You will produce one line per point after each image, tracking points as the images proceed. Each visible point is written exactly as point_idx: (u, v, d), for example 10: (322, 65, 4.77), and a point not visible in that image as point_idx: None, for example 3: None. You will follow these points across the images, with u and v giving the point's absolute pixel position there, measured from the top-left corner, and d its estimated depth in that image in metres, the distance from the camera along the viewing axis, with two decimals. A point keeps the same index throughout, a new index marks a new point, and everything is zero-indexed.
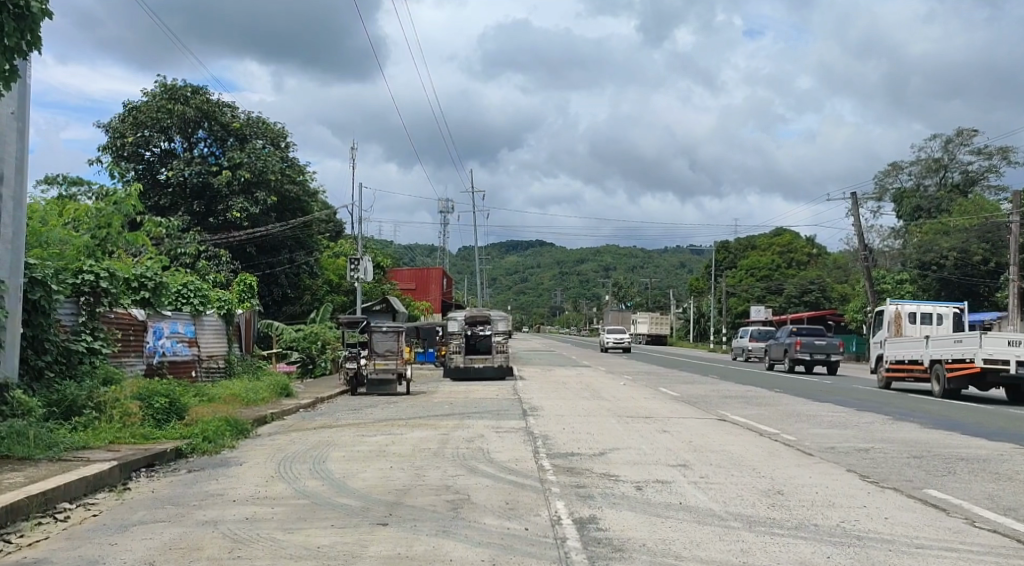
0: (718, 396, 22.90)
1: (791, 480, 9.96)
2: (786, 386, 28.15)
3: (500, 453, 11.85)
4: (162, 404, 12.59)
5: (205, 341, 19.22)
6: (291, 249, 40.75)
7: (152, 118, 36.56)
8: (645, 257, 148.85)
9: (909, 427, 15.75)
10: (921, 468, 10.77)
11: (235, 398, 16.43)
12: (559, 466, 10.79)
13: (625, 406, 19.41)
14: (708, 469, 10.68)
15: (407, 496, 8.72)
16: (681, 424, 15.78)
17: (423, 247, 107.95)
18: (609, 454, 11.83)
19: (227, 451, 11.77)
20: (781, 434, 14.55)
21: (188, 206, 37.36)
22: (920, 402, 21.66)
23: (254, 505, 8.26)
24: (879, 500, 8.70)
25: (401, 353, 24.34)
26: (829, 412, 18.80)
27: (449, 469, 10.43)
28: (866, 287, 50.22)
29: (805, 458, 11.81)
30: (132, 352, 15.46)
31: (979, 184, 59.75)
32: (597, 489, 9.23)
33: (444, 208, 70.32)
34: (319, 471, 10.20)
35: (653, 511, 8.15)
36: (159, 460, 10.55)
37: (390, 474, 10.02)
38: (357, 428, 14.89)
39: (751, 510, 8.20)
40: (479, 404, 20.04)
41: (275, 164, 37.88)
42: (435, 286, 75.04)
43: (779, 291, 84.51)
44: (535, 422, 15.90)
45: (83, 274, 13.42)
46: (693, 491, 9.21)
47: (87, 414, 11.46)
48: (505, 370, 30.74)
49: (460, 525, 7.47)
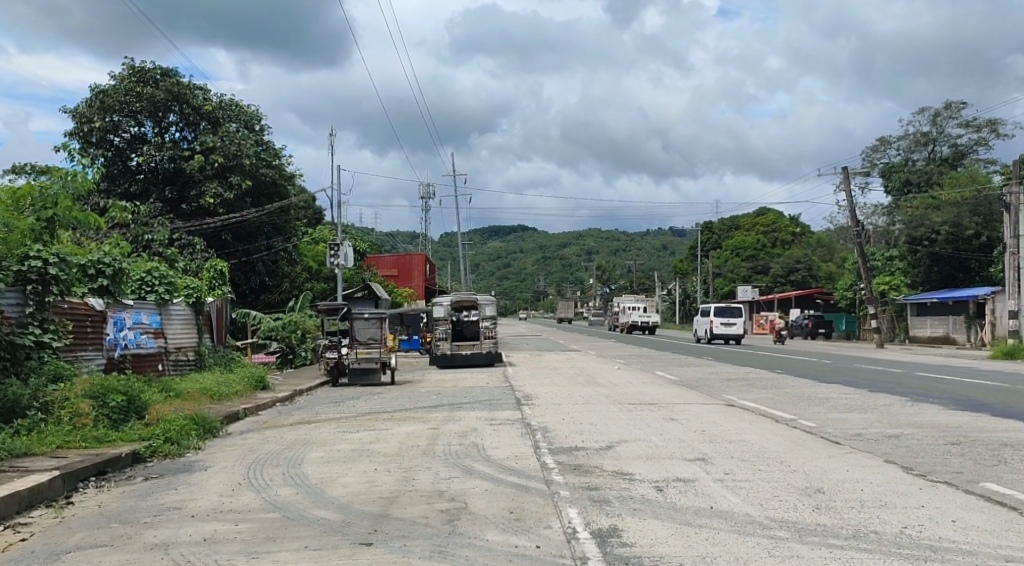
0: (720, 379, 21.83)
1: (828, 476, 8.92)
2: (787, 366, 27.45)
3: (497, 449, 10.65)
4: (119, 403, 11.23)
5: (172, 332, 17.85)
6: (268, 235, 39.22)
7: (120, 102, 34.83)
8: (627, 242, 148.65)
9: (930, 409, 14.84)
10: (966, 458, 9.82)
11: (204, 393, 15.18)
12: (565, 464, 9.63)
13: (625, 392, 18.30)
14: (731, 464, 9.61)
15: (395, 506, 7.52)
16: (690, 411, 14.66)
17: (404, 233, 106.33)
18: (618, 448, 10.69)
19: (192, 454, 10.49)
20: (799, 421, 13.44)
21: (160, 192, 35.87)
22: (930, 381, 20.80)
23: (214, 522, 7.01)
24: (937, 499, 7.77)
25: (385, 341, 23.06)
26: (840, 393, 17.86)
27: (442, 471, 9.22)
28: (861, 263, 49.30)
29: (835, 449, 10.71)
30: (90, 345, 14.08)
31: (968, 158, 58.99)
32: (611, 492, 8.06)
33: (424, 194, 68.82)
34: (294, 477, 8.94)
35: (683, 519, 7.03)
36: (111, 467, 9.24)
37: (375, 478, 8.82)
38: (337, 423, 13.62)
39: (794, 515, 7.20)
40: (469, 393, 18.82)
41: (250, 148, 36.30)
42: (419, 272, 73.46)
43: (765, 271, 82.22)
44: (531, 412, 14.78)
45: (29, 261, 11.87)
46: (721, 491, 8.11)
47: (31, 417, 10.14)
48: (493, 357, 29.83)
49: (458, 543, 6.27)
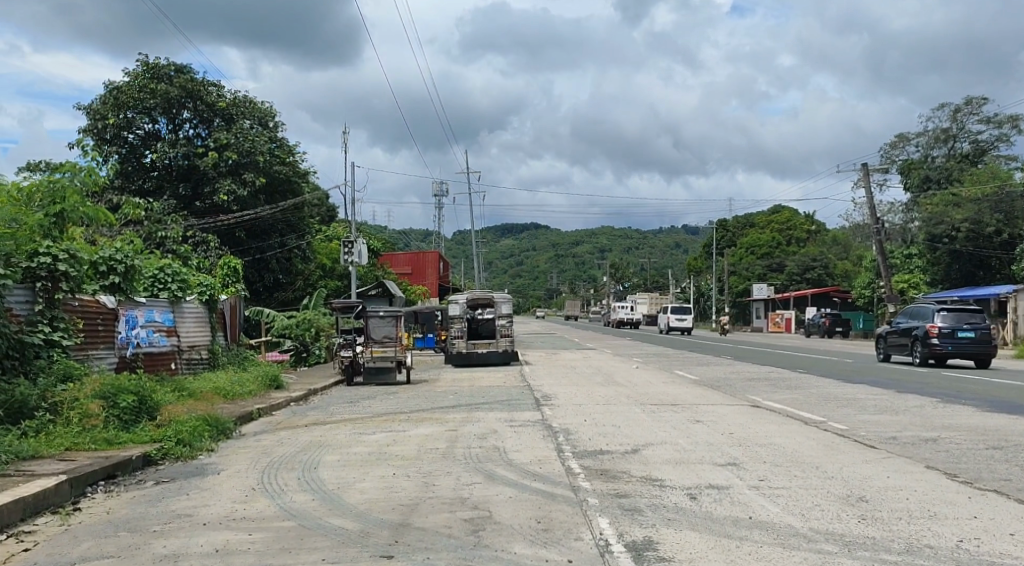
0: (742, 379, 21.31)
1: (868, 483, 8.48)
2: (810, 365, 26.87)
3: (518, 453, 10.25)
4: (130, 404, 10.92)
5: (185, 331, 17.57)
6: (282, 232, 39.04)
7: (134, 98, 34.68)
8: (640, 241, 148.33)
9: (964, 411, 14.32)
10: (1012, 464, 9.37)
11: (217, 392, 14.90)
12: (590, 469, 9.24)
13: (645, 392, 17.87)
14: (765, 469, 9.20)
15: (416, 514, 7.15)
16: (715, 412, 14.21)
17: (417, 232, 105.92)
18: (644, 452, 10.28)
19: (204, 456, 10.18)
20: (830, 423, 13.00)
21: (173, 189, 35.69)
22: (957, 381, 20.25)
23: (226, 531, 6.67)
24: (989, 508, 7.35)
25: (400, 340, 22.68)
26: (868, 394, 17.35)
27: (463, 476, 8.84)
28: (880, 261, 48.52)
29: (871, 453, 10.26)
30: (102, 344, 13.81)
31: (988, 154, 58.04)
32: (642, 500, 7.67)
33: (438, 191, 68.51)
34: (310, 481, 8.60)
35: (721, 530, 6.62)
36: (121, 471, 8.92)
37: (394, 483, 8.47)
38: (352, 424, 13.29)
39: (838, 526, 6.79)
40: (486, 393, 18.42)
41: (264, 145, 36.09)
42: (432, 270, 73.21)
43: (780, 269, 81.40)
44: (552, 413, 14.40)
45: (38, 257, 11.59)
46: (758, 499, 7.70)
47: (39, 418, 9.85)
48: (509, 356, 29.43)
49: (485, 557, 5.89)
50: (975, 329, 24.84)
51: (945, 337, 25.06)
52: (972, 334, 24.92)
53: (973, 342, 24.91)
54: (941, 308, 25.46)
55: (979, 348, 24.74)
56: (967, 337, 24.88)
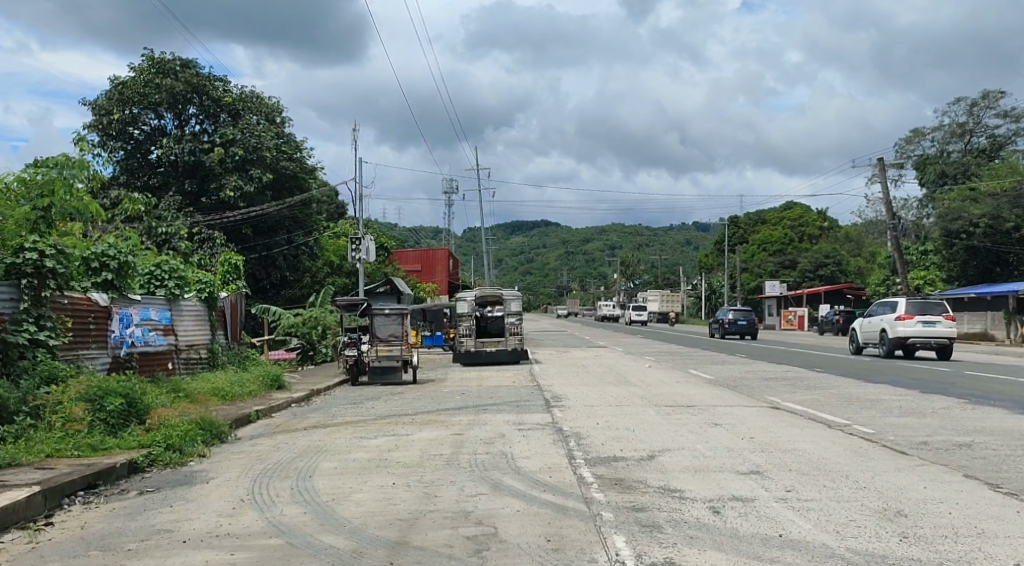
0: (759, 380, 20.60)
1: (904, 494, 7.85)
2: (830, 363, 26.15)
3: (527, 459, 9.67)
4: (118, 407, 10.39)
5: (183, 330, 17.06)
6: (290, 229, 38.56)
7: (139, 93, 34.22)
8: (650, 238, 147.66)
9: (996, 413, 13.67)
10: None
11: (213, 393, 14.39)
12: (604, 478, 8.62)
13: (659, 393, 17.20)
14: (791, 479, 8.56)
15: (416, 531, 6.57)
16: (733, 415, 13.58)
17: (427, 229, 105.81)
18: (662, 459, 9.67)
19: (195, 463, 9.65)
20: (855, 426, 12.33)
21: (180, 185, 35.26)
22: (985, 382, 19.51)
23: (207, 550, 6.10)
24: None
25: (406, 338, 22.10)
26: (893, 395, 16.64)
27: (468, 486, 8.25)
28: (897, 257, 47.54)
29: (902, 460, 9.61)
30: (93, 343, 13.30)
31: (1006, 149, 57.00)
32: (661, 515, 7.06)
33: (448, 189, 68.09)
34: (304, 492, 8.02)
35: (750, 551, 6.01)
36: (103, 479, 8.39)
37: (394, 494, 7.89)
38: (354, 427, 12.73)
39: (879, 546, 6.14)
40: (494, 394, 17.78)
41: (270, 140, 35.55)
42: (441, 267, 72.68)
43: (793, 265, 80.48)
44: (562, 414, 13.87)
45: (25, 253, 11.02)
46: (787, 513, 7.08)
47: (20, 422, 9.37)
48: (518, 354, 28.87)
49: None
50: (750, 319, 45.92)
51: (734, 324, 46.16)
52: (746, 322, 46.06)
53: (746, 325, 45.98)
54: (734, 308, 46.51)
55: (749, 329, 45.69)
56: (744, 324, 45.92)
